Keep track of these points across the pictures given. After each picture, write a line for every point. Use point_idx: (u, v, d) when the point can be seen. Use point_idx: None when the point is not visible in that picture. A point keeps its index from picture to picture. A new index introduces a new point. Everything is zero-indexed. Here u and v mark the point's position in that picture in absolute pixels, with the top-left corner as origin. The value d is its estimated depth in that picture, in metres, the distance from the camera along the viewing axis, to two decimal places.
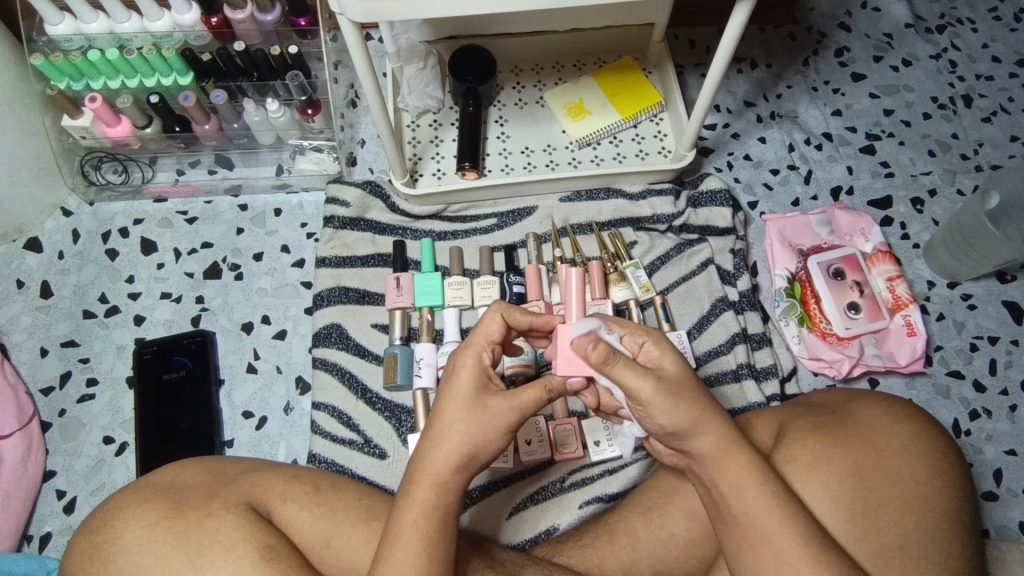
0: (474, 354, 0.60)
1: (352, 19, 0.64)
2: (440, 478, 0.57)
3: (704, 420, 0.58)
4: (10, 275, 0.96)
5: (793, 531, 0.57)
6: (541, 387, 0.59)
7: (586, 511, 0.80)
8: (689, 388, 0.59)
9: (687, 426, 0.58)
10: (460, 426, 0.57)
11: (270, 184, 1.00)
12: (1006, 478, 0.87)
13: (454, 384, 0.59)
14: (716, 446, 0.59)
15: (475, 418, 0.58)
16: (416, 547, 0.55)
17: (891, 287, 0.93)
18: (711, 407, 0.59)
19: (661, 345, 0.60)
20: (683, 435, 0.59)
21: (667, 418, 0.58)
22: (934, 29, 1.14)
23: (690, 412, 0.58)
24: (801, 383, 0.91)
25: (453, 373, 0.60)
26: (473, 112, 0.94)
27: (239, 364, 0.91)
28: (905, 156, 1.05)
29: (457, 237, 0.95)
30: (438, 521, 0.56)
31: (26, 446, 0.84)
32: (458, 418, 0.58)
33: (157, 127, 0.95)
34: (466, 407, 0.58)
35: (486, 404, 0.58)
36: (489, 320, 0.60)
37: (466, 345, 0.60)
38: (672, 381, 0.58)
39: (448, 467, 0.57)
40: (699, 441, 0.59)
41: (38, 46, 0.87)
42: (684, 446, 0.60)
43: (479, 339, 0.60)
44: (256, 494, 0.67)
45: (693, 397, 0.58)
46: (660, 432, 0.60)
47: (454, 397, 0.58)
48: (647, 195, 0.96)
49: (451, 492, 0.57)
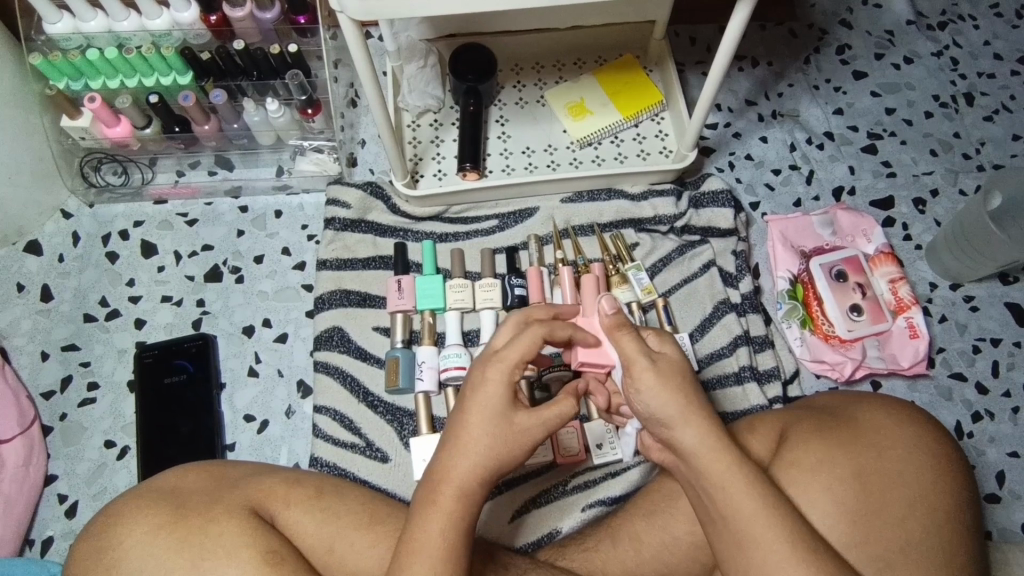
0: (506, 368, 0.59)
1: (352, 18, 0.63)
2: (464, 488, 0.57)
3: (686, 414, 0.60)
4: (10, 279, 0.95)
5: (780, 532, 0.57)
6: (568, 398, 0.62)
7: (588, 515, 0.81)
8: (683, 377, 0.61)
9: (672, 414, 0.60)
10: (490, 441, 0.57)
11: (270, 185, 1.00)
12: (1008, 480, 0.87)
13: (482, 397, 0.58)
14: (701, 443, 0.59)
15: (503, 433, 0.58)
16: (438, 556, 0.54)
17: (893, 289, 0.93)
18: (703, 404, 0.61)
19: (663, 338, 0.64)
20: (668, 425, 0.61)
21: (654, 398, 0.60)
22: (936, 26, 1.14)
23: (678, 398, 0.60)
24: (803, 386, 0.91)
25: (481, 386, 0.59)
26: (473, 111, 0.94)
27: (240, 368, 0.91)
28: (907, 156, 1.05)
29: (458, 239, 0.95)
30: (462, 531, 0.56)
31: (27, 451, 0.84)
32: (487, 433, 0.58)
33: (156, 128, 0.94)
34: (494, 421, 0.58)
35: (515, 420, 0.59)
36: (528, 336, 0.60)
37: (496, 358, 0.60)
38: (667, 364, 0.62)
39: (475, 479, 0.57)
40: (683, 432, 0.60)
41: (37, 45, 0.86)
42: (671, 438, 0.61)
43: (513, 354, 0.59)
44: (258, 499, 0.67)
45: (684, 384, 0.61)
46: (647, 417, 0.62)
47: (483, 410, 0.58)
48: (648, 196, 0.95)
49: (476, 504, 0.57)
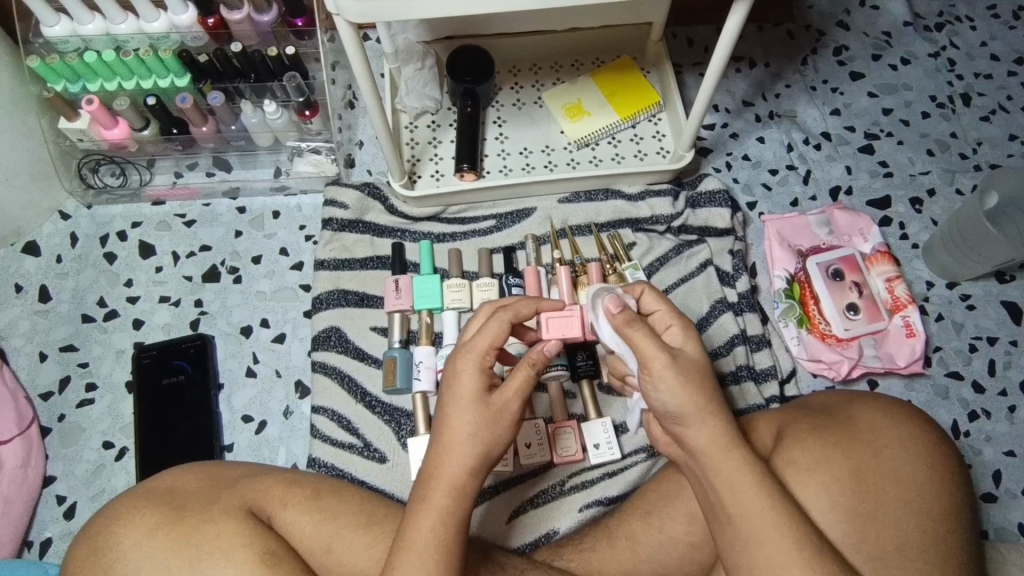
0: (477, 358, 0.59)
1: (348, 20, 0.63)
2: (455, 484, 0.57)
3: (704, 415, 0.59)
4: (8, 280, 0.95)
5: (787, 533, 0.57)
6: (527, 363, 0.60)
7: (586, 514, 0.81)
8: (701, 375, 0.61)
9: (688, 412, 0.60)
10: (469, 429, 0.57)
11: (267, 186, 1.00)
12: (1005, 479, 0.87)
13: (459, 387, 0.59)
14: (712, 443, 0.59)
15: (483, 419, 0.58)
16: (433, 554, 0.54)
17: (890, 288, 0.93)
18: (718, 403, 0.60)
19: (687, 331, 0.63)
20: (683, 422, 0.60)
21: (671, 396, 0.60)
22: (933, 27, 1.14)
23: (696, 398, 0.59)
24: (800, 384, 0.92)
25: (454, 377, 0.59)
26: (470, 113, 0.94)
27: (238, 368, 0.91)
28: (904, 155, 1.05)
29: (455, 239, 0.95)
30: (455, 528, 0.56)
31: (26, 451, 0.84)
32: (467, 421, 0.58)
33: (154, 129, 0.94)
34: (472, 408, 0.58)
35: (492, 403, 0.58)
36: (494, 322, 0.60)
37: (466, 348, 0.60)
38: (687, 363, 0.61)
39: (464, 473, 0.57)
40: (698, 433, 0.60)
41: (34, 48, 0.87)
42: (679, 437, 0.61)
43: (482, 342, 0.60)
44: (255, 499, 0.67)
45: (702, 384, 0.60)
46: (662, 413, 0.62)
47: (459, 400, 0.58)
48: (646, 196, 0.96)
49: (468, 498, 0.57)
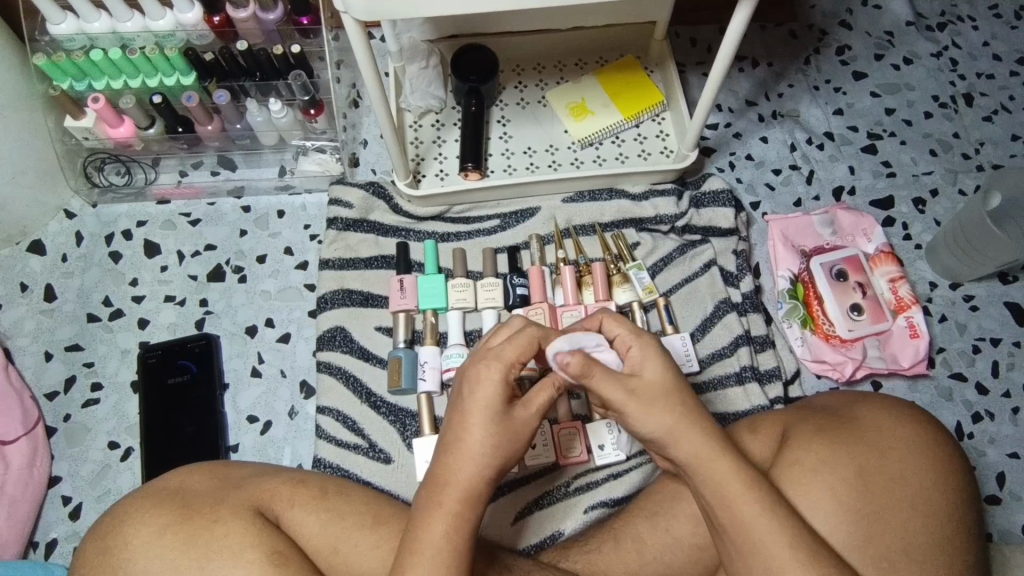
0: (503, 368, 0.59)
1: (357, 18, 0.63)
2: (465, 488, 0.57)
3: (683, 428, 0.59)
4: (13, 279, 0.95)
5: (781, 538, 0.57)
6: (551, 384, 0.61)
7: (591, 515, 0.81)
8: (669, 397, 0.60)
9: (663, 434, 0.59)
10: (485, 438, 0.57)
11: (272, 185, 1.00)
12: (1008, 481, 0.87)
13: (479, 395, 0.58)
14: (697, 456, 0.59)
15: (500, 429, 0.58)
16: (442, 559, 0.54)
17: (893, 288, 0.94)
18: (696, 416, 0.60)
19: (647, 350, 0.61)
20: (662, 444, 0.60)
21: (643, 425, 0.59)
22: (935, 27, 1.14)
23: (666, 421, 0.59)
24: (804, 386, 0.92)
25: (475, 385, 0.59)
26: (475, 111, 0.93)
27: (243, 368, 0.91)
28: (907, 156, 1.05)
29: (459, 239, 0.95)
30: (467, 532, 0.56)
31: (31, 451, 0.84)
32: (483, 430, 0.58)
33: (160, 128, 0.95)
34: (491, 418, 0.58)
35: (511, 416, 0.59)
36: (523, 335, 0.60)
37: (493, 357, 0.59)
38: (648, 389, 0.59)
39: (474, 479, 0.57)
40: (680, 449, 0.60)
41: (40, 46, 0.86)
42: (668, 455, 0.61)
43: (510, 352, 0.59)
44: (262, 499, 0.67)
45: (671, 406, 0.59)
46: (642, 438, 0.62)
47: (478, 408, 0.58)
48: (650, 196, 0.95)
49: (478, 503, 0.57)
